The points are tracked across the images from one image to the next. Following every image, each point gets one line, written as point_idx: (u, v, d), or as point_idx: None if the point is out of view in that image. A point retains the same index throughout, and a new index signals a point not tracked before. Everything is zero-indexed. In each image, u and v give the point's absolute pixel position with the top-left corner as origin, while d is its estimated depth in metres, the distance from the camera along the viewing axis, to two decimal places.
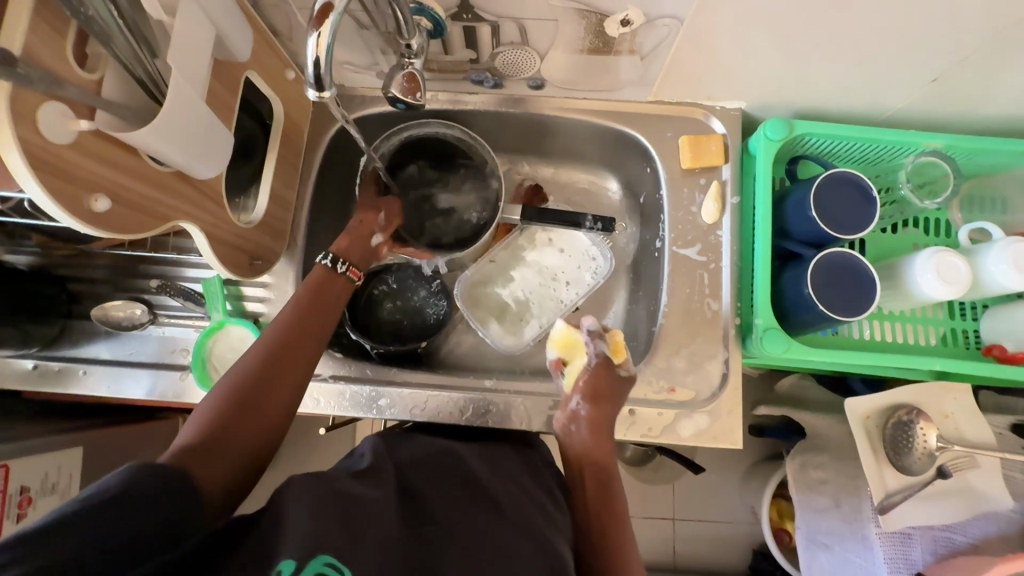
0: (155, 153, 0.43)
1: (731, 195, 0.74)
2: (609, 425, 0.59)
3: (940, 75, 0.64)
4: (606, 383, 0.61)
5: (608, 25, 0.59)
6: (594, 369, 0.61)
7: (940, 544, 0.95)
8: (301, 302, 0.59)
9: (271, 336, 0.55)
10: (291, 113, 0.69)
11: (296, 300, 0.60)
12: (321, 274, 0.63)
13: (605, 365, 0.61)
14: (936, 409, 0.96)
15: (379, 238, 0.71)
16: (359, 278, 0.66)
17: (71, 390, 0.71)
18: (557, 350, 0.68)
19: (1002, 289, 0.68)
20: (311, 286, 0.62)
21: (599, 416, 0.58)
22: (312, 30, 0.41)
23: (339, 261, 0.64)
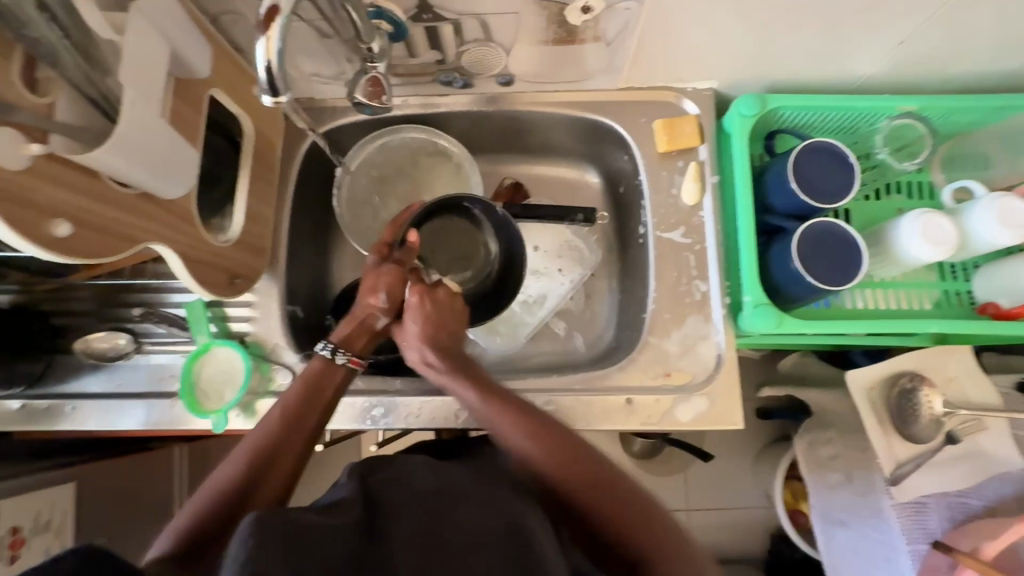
0: (117, 174, 0.43)
1: (710, 174, 0.74)
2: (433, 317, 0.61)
3: (906, 37, 0.64)
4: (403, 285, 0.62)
5: (569, 13, 0.59)
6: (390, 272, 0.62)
7: (956, 510, 0.93)
8: (289, 403, 0.55)
9: (255, 448, 0.51)
10: (262, 130, 0.68)
11: (284, 401, 0.55)
12: (321, 364, 0.58)
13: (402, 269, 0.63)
14: (940, 373, 0.94)
15: (384, 321, 0.62)
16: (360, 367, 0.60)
17: (59, 427, 0.69)
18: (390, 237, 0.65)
19: (991, 246, 0.68)
20: (303, 381, 0.57)
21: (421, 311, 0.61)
22: (260, 34, 0.42)
23: (339, 351, 0.59)
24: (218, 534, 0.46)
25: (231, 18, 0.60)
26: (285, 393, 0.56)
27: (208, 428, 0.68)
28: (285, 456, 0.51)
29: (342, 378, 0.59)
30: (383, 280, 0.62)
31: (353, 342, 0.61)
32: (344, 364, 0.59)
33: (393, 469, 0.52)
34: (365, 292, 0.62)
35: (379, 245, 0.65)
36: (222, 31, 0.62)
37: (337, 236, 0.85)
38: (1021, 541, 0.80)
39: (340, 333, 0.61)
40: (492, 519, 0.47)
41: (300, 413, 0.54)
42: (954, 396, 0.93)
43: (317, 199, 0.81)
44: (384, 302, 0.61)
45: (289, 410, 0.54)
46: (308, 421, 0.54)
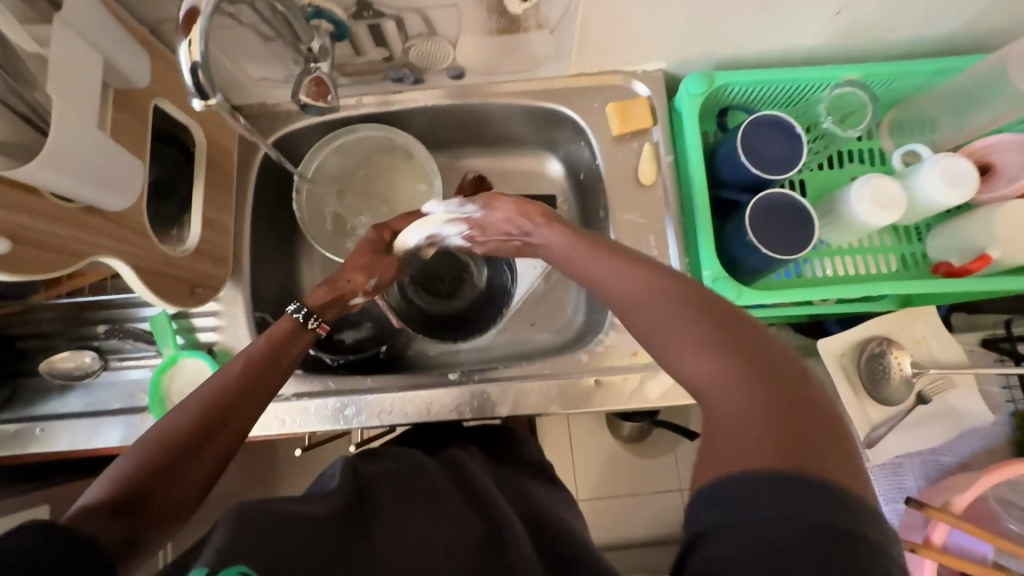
0: (53, 187, 0.43)
1: (664, 153, 0.75)
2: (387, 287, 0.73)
3: (842, 6, 0.65)
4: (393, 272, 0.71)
5: (508, 1, 0.59)
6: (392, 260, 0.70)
7: (930, 467, 0.96)
8: (254, 358, 0.54)
9: (211, 395, 0.49)
10: (214, 138, 0.68)
11: (248, 356, 0.54)
12: (289, 325, 0.59)
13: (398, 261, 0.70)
14: (907, 335, 0.95)
15: (358, 298, 0.69)
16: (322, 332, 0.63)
17: (28, 451, 0.68)
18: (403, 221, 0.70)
19: (937, 205, 0.69)
20: (271, 341, 0.57)
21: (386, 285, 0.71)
22: (183, 37, 0.42)
23: (313, 317, 0.61)
24: (159, 480, 0.43)
25: (172, 26, 0.60)
26: (249, 349, 0.55)
27: None
28: (246, 404, 0.50)
29: (304, 342, 0.60)
30: (380, 271, 0.69)
31: (323, 308, 0.64)
32: (315, 328, 0.61)
33: (388, 461, 0.55)
34: (359, 270, 0.67)
35: (382, 231, 0.69)
36: (163, 41, 0.62)
37: (303, 241, 0.85)
38: (990, 491, 0.83)
39: (317, 292, 0.64)
40: (472, 517, 0.48)
41: (268, 366, 0.54)
42: (921, 355, 0.95)
43: (279, 204, 0.81)
44: (369, 286, 0.68)
45: (254, 363, 0.54)
46: (272, 374, 0.54)
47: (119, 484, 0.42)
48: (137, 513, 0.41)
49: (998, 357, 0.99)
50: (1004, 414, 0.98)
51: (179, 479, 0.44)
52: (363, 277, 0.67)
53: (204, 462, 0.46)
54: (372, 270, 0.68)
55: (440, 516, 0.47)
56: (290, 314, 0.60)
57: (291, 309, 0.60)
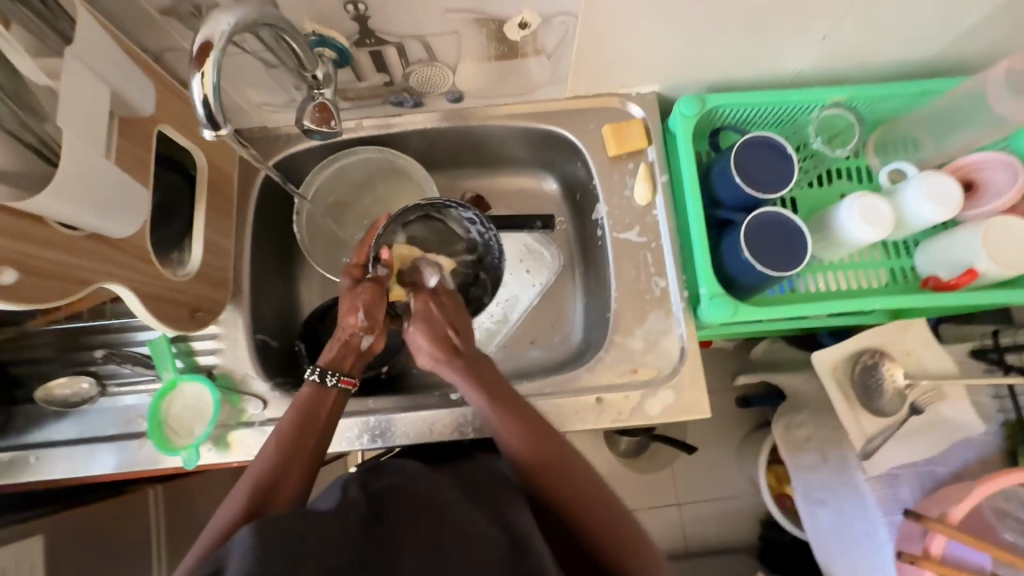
0: (61, 217, 0.43)
1: (659, 174, 0.76)
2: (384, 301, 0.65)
3: (827, 32, 0.68)
4: (379, 295, 0.64)
5: (508, 29, 0.61)
6: (367, 287, 0.64)
7: (926, 478, 0.97)
8: (287, 432, 0.54)
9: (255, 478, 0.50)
10: (215, 162, 0.68)
11: (283, 430, 0.55)
12: (310, 391, 0.59)
13: (377, 284, 0.65)
14: (899, 347, 0.97)
15: (368, 339, 0.64)
16: (353, 385, 0.61)
17: (23, 480, 0.67)
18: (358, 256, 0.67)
19: (925, 222, 0.71)
20: (299, 411, 0.57)
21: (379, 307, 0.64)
22: (195, 69, 0.43)
23: (328, 374, 0.60)
24: None
25: (175, 55, 0.61)
26: (282, 423, 0.56)
27: (180, 465, 0.67)
28: (288, 483, 0.51)
29: (335, 400, 0.59)
30: (359, 300, 0.63)
31: (338, 363, 0.62)
32: (337, 386, 0.60)
33: (396, 476, 0.53)
34: (345, 314, 0.63)
35: (349, 270, 0.67)
36: (167, 69, 0.62)
37: (302, 262, 0.86)
38: (985, 502, 0.84)
39: (327, 356, 0.63)
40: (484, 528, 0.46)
41: (306, 436, 0.55)
42: (912, 367, 0.97)
43: (278, 226, 0.82)
44: (362, 322, 0.63)
45: (289, 436, 0.54)
46: (311, 442, 0.55)
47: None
48: None
49: (987, 368, 1.01)
50: (996, 424, 1.00)
51: None
52: (351, 313, 0.63)
53: None
54: (356, 303, 0.63)
55: (457, 535, 0.45)
56: (313, 381, 0.59)
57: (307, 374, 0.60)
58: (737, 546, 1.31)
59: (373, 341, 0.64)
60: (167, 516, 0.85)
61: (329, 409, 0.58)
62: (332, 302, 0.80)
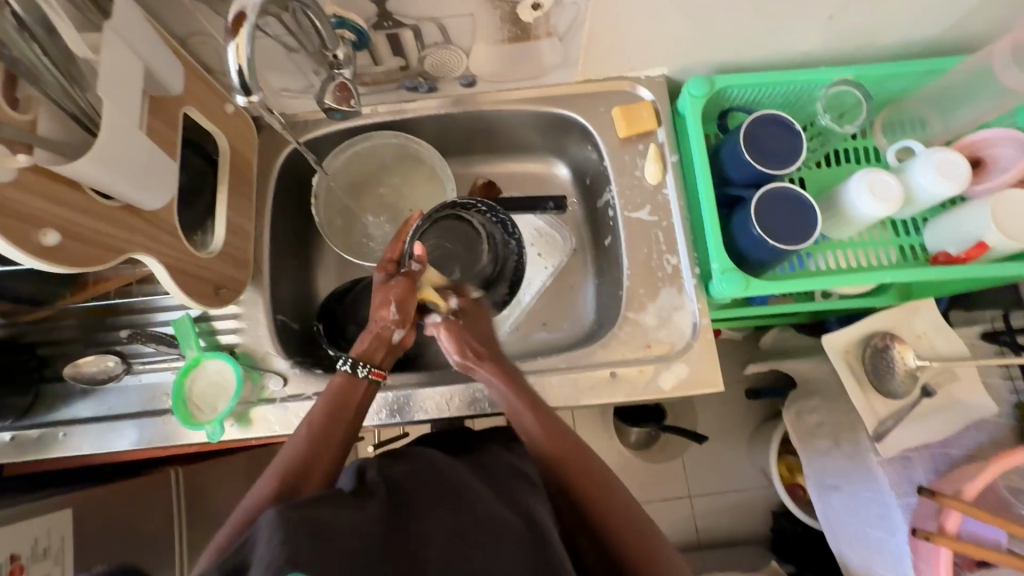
0: (99, 184, 0.45)
1: (669, 154, 0.78)
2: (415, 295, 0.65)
3: (835, 11, 0.69)
4: (410, 289, 0.65)
5: (521, 11, 0.63)
6: (400, 281, 0.65)
7: (939, 460, 0.97)
8: (319, 417, 0.55)
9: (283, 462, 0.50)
10: (237, 146, 0.70)
11: (315, 415, 0.55)
12: (343, 380, 0.59)
13: (410, 279, 0.66)
14: (911, 329, 0.97)
15: (400, 333, 0.64)
16: (382, 377, 0.61)
17: (53, 455, 0.69)
18: (393, 253, 0.69)
19: (934, 198, 0.72)
20: (329, 399, 0.57)
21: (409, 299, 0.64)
22: (230, 40, 0.45)
23: (359, 364, 0.60)
24: None
25: (200, 39, 0.63)
26: (314, 408, 0.56)
27: (204, 440, 0.69)
28: (318, 466, 0.51)
29: (365, 393, 0.59)
30: (394, 294, 0.64)
31: (372, 356, 0.62)
32: (366, 377, 0.60)
33: (415, 462, 0.54)
34: (377, 307, 0.64)
35: (384, 265, 0.67)
36: (192, 53, 0.65)
37: (319, 248, 0.87)
38: (1000, 479, 0.84)
39: (360, 349, 0.62)
40: (499, 516, 0.47)
41: (338, 422, 0.55)
42: (924, 349, 0.97)
43: (295, 211, 0.83)
44: (395, 315, 0.63)
45: (321, 420, 0.55)
46: (344, 428, 0.55)
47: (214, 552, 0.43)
48: None
49: (999, 350, 1.01)
50: (1008, 406, 1.00)
51: None
52: (383, 304, 0.64)
53: None
54: (388, 296, 0.64)
55: (479, 530, 0.45)
56: (345, 372, 0.60)
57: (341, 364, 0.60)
58: (749, 537, 1.31)
59: (403, 336, 0.64)
60: (188, 497, 0.87)
61: (359, 398, 0.59)
62: (348, 284, 0.82)
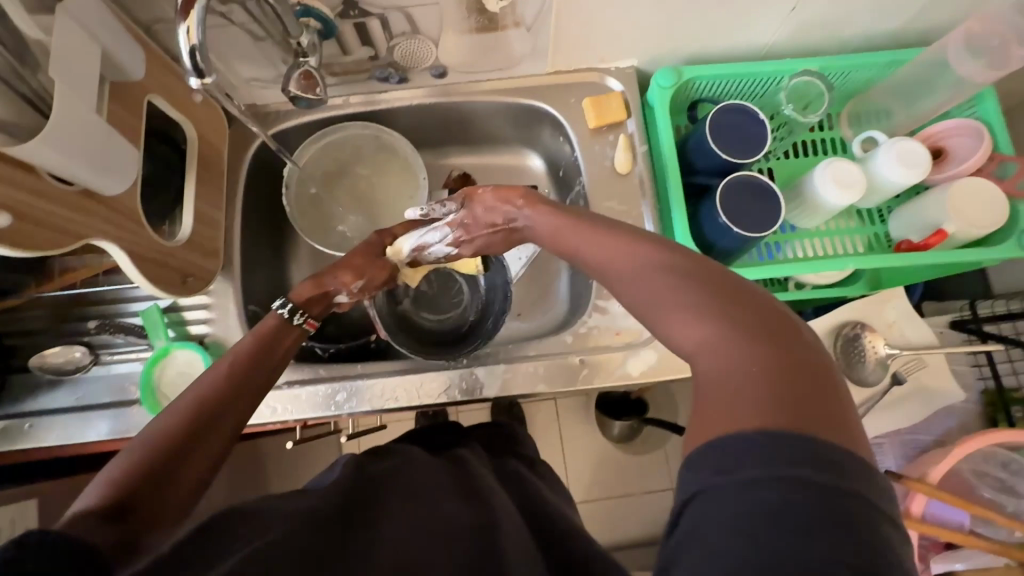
0: (54, 168, 0.45)
1: (639, 144, 0.79)
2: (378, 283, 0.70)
3: (796, 3, 0.70)
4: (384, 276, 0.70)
5: (487, 0, 0.63)
6: (388, 266, 0.70)
7: (909, 446, 0.99)
8: (240, 359, 0.52)
9: (200, 390, 0.47)
10: (206, 135, 0.70)
11: (235, 354, 0.52)
12: (275, 323, 0.57)
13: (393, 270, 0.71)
14: (881, 318, 0.98)
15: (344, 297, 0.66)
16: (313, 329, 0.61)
17: (17, 447, 0.69)
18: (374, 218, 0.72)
19: (896, 186, 0.74)
20: (257, 339, 0.55)
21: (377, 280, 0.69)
22: (180, 22, 0.45)
23: (298, 312, 0.58)
24: (158, 482, 0.41)
25: (165, 26, 0.63)
26: (235, 347, 0.53)
27: None
28: (239, 399, 0.49)
29: (291, 339, 0.58)
30: (370, 272, 0.68)
31: (309, 304, 0.61)
32: (302, 326, 0.59)
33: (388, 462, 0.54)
34: (348, 270, 0.66)
35: (376, 235, 0.71)
36: (157, 41, 0.64)
37: (293, 239, 0.87)
38: (964, 463, 0.86)
39: (300, 292, 0.61)
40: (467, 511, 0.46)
41: (258, 366, 0.52)
42: (894, 338, 0.98)
43: (268, 203, 0.83)
44: (356, 288, 0.66)
45: (244, 361, 0.51)
46: (264, 370, 0.53)
47: (114, 485, 0.40)
48: (134, 520, 0.38)
49: (967, 338, 1.03)
50: (975, 393, 1.02)
51: (183, 477, 0.42)
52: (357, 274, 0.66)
53: (207, 454, 0.44)
54: (372, 273, 0.68)
55: (443, 521, 0.44)
56: (278, 314, 0.57)
57: (278, 305, 0.58)
58: None
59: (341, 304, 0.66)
60: None
61: (288, 342, 0.57)
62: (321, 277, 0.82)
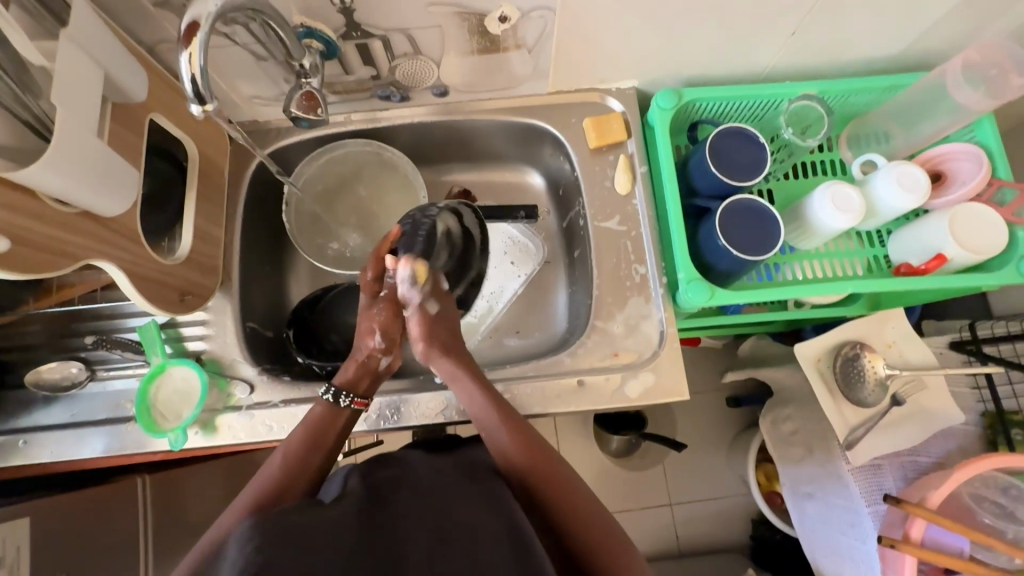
0: (54, 191, 0.45)
1: (639, 165, 0.79)
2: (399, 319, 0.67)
3: (796, 28, 0.71)
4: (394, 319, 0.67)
5: (488, 23, 0.64)
6: (384, 312, 0.67)
7: (908, 467, 0.98)
8: (296, 446, 0.55)
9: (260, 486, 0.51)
10: (207, 152, 0.70)
11: (291, 445, 0.56)
12: (324, 409, 0.60)
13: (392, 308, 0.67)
14: (880, 339, 0.98)
15: (388, 360, 0.67)
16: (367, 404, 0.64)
17: (11, 463, 0.68)
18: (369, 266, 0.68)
19: (895, 210, 0.74)
20: (309, 426, 0.58)
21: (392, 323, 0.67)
22: (184, 48, 0.45)
23: (342, 394, 0.62)
24: None
25: (168, 46, 0.63)
26: (292, 437, 0.57)
27: (167, 448, 0.68)
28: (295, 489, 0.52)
29: (348, 419, 0.61)
30: (376, 321, 0.66)
31: (356, 383, 0.64)
32: (350, 406, 0.62)
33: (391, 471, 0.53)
34: (363, 336, 0.66)
35: (369, 287, 0.69)
36: (160, 60, 0.65)
37: (293, 255, 0.87)
38: (965, 487, 0.85)
39: (343, 376, 0.65)
40: (490, 521, 0.45)
41: (315, 452, 0.56)
42: (894, 359, 0.98)
43: (267, 218, 0.83)
44: (380, 344, 0.66)
45: (298, 449, 0.55)
46: (321, 455, 0.56)
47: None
48: None
49: (966, 359, 1.03)
50: (975, 414, 1.02)
51: None
52: (369, 332, 0.66)
53: None
54: (379, 325, 0.66)
55: (462, 533, 0.44)
56: (327, 400, 0.61)
57: (324, 393, 0.62)
58: (728, 546, 1.31)
59: (385, 364, 0.67)
60: (154, 506, 0.86)
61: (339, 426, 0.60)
62: (319, 293, 0.82)
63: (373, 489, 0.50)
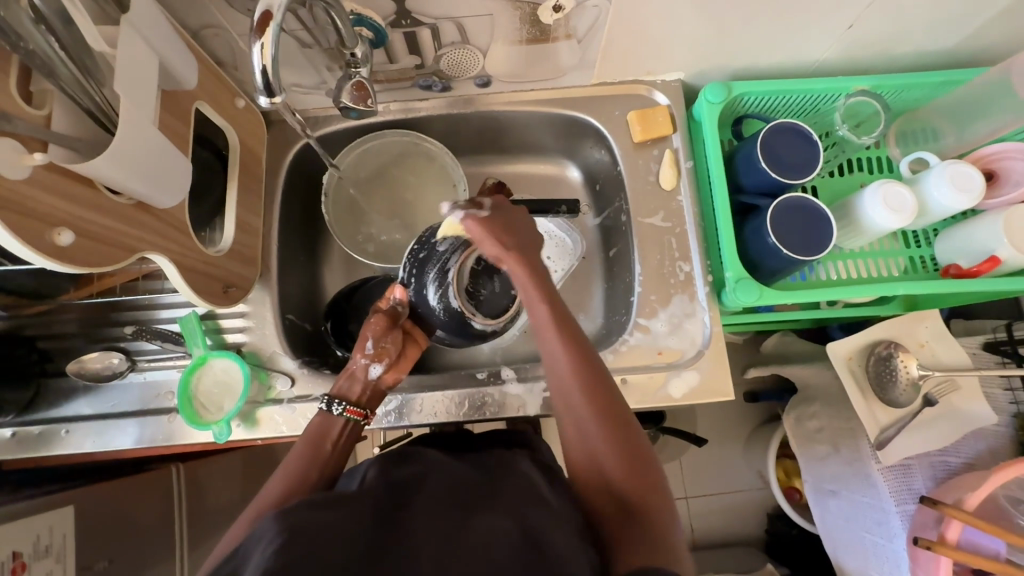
0: (114, 183, 0.44)
1: (684, 160, 0.77)
2: (391, 330, 0.67)
3: (853, 22, 0.69)
4: (383, 327, 0.66)
5: (541, 12, 0.62)
6: (373, 320, 0.67)
7: (938, 468, 0.97)
8: (296, 457, 0.55)
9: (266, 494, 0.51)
10: (247, 141, 0.69)
11: (293, 459, 0.55)
12: (321, 419, 0.60)
13: (384, 318, 0.67)
14: (913, 339, 0.96)
15: (378, 369, 0.65)
16: (364, 415, 0.62)
17: (54, 452, 0.68)
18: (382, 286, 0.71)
19: (946, 210, 0.72)
20: (308, 437, 0.57)
21: (383, 333, 0.66)
22: (254, 39, 0.44)
23: (336, 401, 0.61)
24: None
25: (213, 32, 0.62)
26: (293, 452, 0.56)
27: (208, 439, 0.68)
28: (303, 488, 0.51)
29: (345, 428, 0.60)
30: (370, 331, 0.66)
31: (348, 395, 0.64)
32: (344, 414, 0.61)
33: (412, 468, 0.50)
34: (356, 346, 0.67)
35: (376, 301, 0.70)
36: (203, 45, 0.63)
37: (326, 246, 0.86)
38: (1000, 489, 0.85)
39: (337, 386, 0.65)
40: (507, 521, 0.42)
41: (315, 464, 0.54)
42: (927, 359, 0.97)
43: (302, 208, 0.82)
44: (369, 350, 0.65)
45: (295, 459, 0.54)
46: (319, 468, 0.54)
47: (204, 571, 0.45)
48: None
49: (1000, 360, 1.02)
50: (1007, 416, 1.01)
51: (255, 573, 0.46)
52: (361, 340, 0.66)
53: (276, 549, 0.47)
54: (367, 333, 0.66)
55: (473, 536, 0.40)
56: (325, 411, 0.61)
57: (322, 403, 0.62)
58: (744, 539, 1.32)
59: (380, 373, 0.65)
60: (187, 495, 0.86)
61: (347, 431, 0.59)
62: (353, 284, 0.81)
63: (391, 487, 0.46)
